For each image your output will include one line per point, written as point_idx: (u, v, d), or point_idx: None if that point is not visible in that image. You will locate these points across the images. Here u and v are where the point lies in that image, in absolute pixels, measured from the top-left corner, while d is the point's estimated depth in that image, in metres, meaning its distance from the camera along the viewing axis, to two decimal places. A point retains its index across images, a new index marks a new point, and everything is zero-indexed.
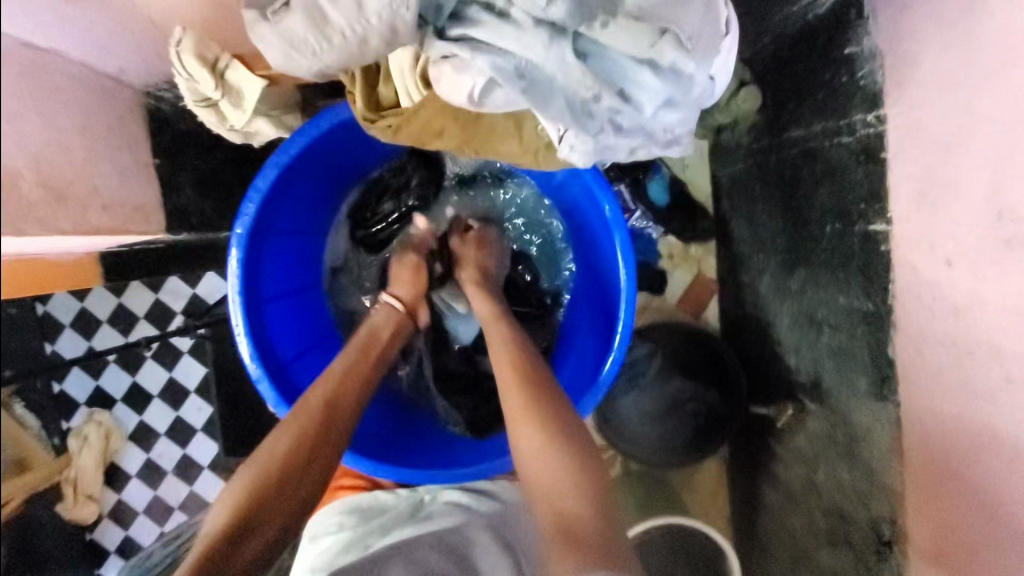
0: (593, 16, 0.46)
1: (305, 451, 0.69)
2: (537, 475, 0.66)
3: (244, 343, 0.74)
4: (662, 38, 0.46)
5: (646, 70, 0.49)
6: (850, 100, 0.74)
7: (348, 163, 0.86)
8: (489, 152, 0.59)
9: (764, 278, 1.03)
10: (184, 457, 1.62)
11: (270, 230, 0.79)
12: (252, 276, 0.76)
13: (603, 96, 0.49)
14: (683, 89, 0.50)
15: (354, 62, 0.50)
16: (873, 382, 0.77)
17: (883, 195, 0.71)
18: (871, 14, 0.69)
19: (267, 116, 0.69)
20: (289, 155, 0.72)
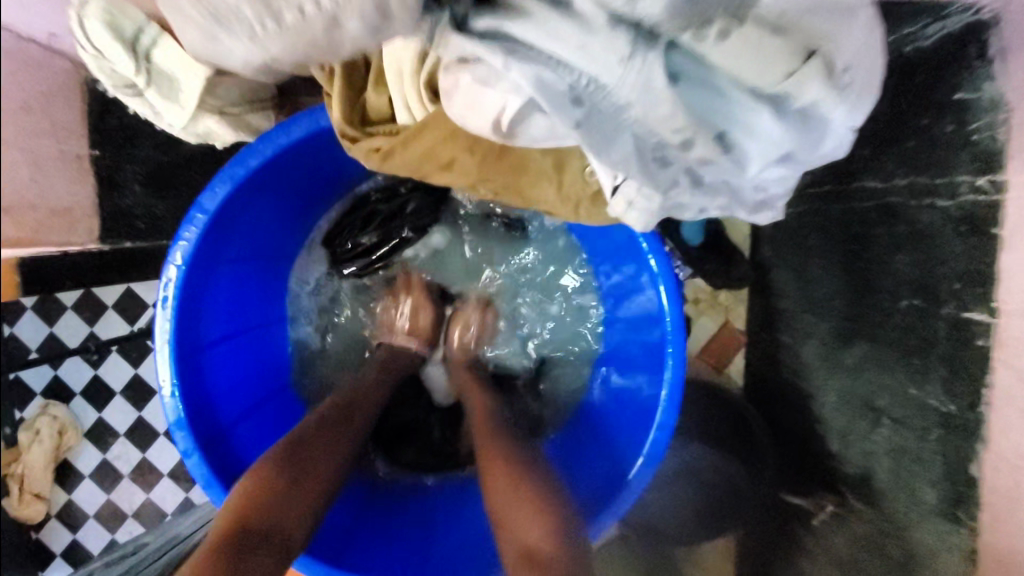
0: (705, 19, 0.32)
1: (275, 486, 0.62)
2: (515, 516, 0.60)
3: (169, 396, 0.64)
4: (806, 65, 0.34)
5: (766, 109, 0.36)
6: (953, 155, 0.61)
7: (323, 180, 0.76)
8: (513, 193, 0.46)
9: (808, 344, 0.89)
10: (143, 461, 1.49)
11: (220, 259, 0.68)
12: (189, 315, 0.66)
13: (697, 141, 0.36)
14: (812, 139, 0.38)
15: (316, 52, 0.34)
16: (946, 498, 0.65)
17: (987, 278, 0.58)
18: (996, 55, 0.55)
19: (219, 113, 0.60)
20: (246, 168, 0.62)
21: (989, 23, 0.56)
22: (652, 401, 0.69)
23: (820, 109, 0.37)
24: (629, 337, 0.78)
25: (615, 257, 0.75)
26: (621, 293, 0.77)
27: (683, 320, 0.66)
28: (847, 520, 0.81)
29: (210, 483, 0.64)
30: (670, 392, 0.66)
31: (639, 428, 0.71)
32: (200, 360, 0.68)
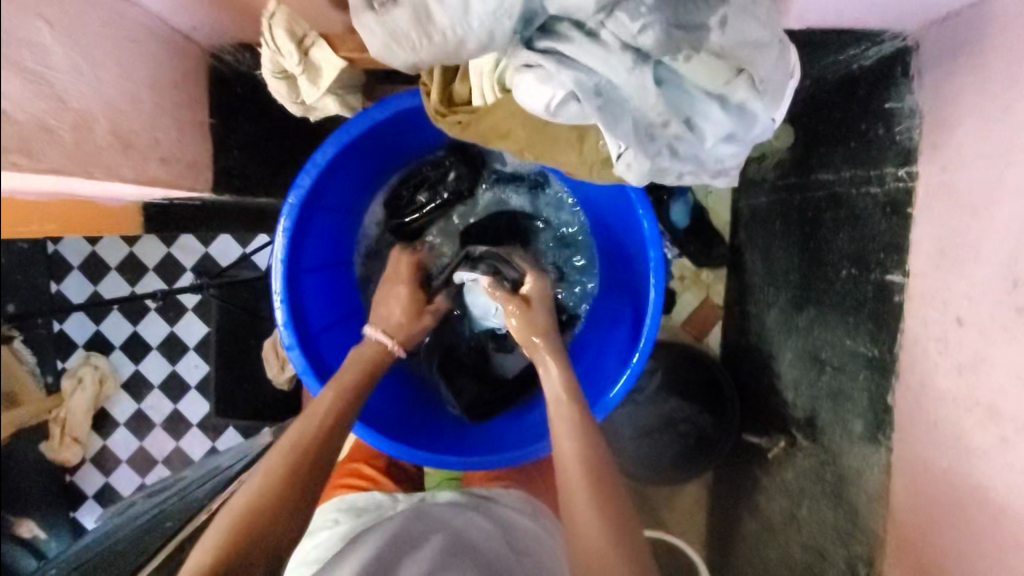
0: (678, 49, 0.47)
1: (298, 485, 0.67)
2: (596, 546, 0.62)
3: (281, 309, 0.76)
4: (738, 77, 0.50)
5: (715, 104, 0.52)
6: (883, 153, 0.77)
7: (399, 147, 0.88)
8: (547, 160, 0.61)
9: (771, 311, 1.06)
10: (173, 412, 1.62)
11: (320, 205, 0.80)
12: (297, 244, 0.78)
13: (671, 123, 0.51)
14: (746, 125, 0.53)
15: (445, 59, 0.49)
16: (868, 426, 0.80)
17: (903, 248, 0.73)
18: (916, 74, 0.73)
19: (335, 95, 0.70)
20: (351, 134, 0.74)
21: (911, 50, 0.73)
22: (632, 345, 0.81)
23: (747, 106, 0.52)
24: (620, 292, 0.89)
25: (615, 218, 0.85)
26: (619, 252, 0.88)
27: (665, 273, 0.77)
28: (797, 455, 0.98)
29: (308, 372, 0.79)
30: (646, 342, 0.79)
31: (617, 369, 0.84)
32: (300, 283, 0.80)
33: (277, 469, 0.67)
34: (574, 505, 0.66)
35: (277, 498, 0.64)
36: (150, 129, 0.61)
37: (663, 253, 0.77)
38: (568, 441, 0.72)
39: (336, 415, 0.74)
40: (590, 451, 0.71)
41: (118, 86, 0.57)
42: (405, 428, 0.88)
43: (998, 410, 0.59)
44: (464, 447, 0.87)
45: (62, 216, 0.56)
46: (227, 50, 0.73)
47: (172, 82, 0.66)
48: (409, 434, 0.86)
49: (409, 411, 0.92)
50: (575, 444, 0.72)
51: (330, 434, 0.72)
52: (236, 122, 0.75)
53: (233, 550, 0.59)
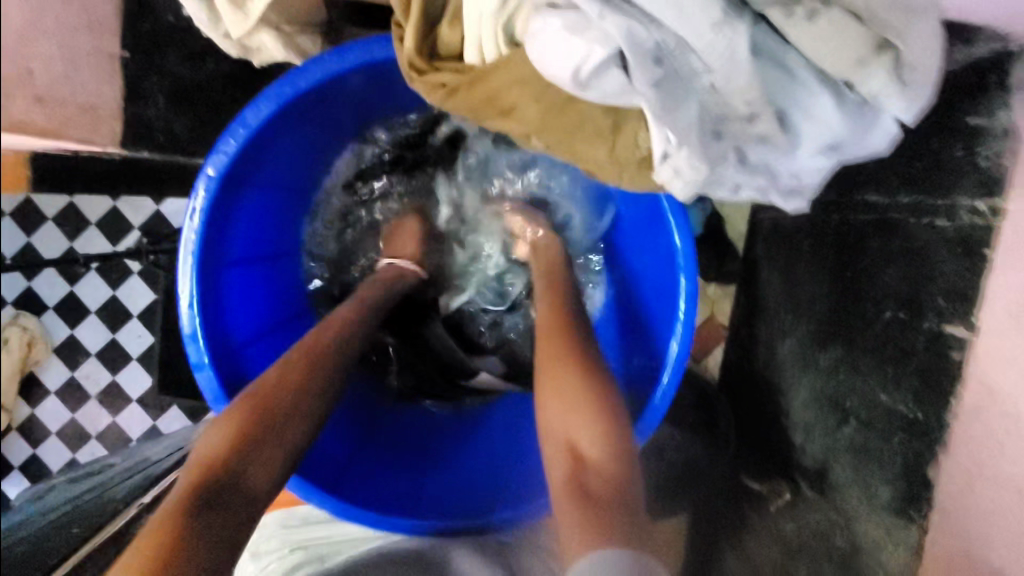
0: (795, 8, 0.40)
1: (290, 396, 0.65)
2: (575, 423, 0.64)
3: (192, 313, 0.65)
4: (875, 58, 0.40)
5: (825, 98, 0.43)
6: (958, 178, 0.63)
7: (362, 115, 0.75)
8: (566, 152, 0.47)
9: (787, 342, 0.93)
10: (111, 385, 1.45)
11: (250, 182, 0.68)
12: (215, 233, 0.66)
13: (760, 117, 0.41)
14: (855, 134, 0.44)
15: None
16: (897, 497, 0.68)
17: (973, 296, 0.61)
18: (1016, 86, 0.58)
19: (274, 30, 0.55)
20: (296, 88, 0.59)
21: (1014, 56, 0.59)
22: (656, 373, 0.70)
23: (870, 106, 0.43)
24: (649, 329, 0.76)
25: (649, 242, 0.74)
26: (650, 280, 0.76)
27: (695, 320, 0.66)
28: (800, 509, 0.86)
29: (221, 397, 0.67)
30: (673, 375, 0.67)
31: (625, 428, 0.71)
32: (219, 279, 0.69)
33: (281, 370, 0.66)
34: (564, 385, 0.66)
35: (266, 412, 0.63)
36: None
37: (697, 285, 0.66)
38: (548, 304, 0.76)
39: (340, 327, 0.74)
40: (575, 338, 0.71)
41: None
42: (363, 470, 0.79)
43: None
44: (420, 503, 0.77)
45: None
46: None
47: None
48: (354, 487, 0.74)
49: (355, 453, 0.80)
50: (552, 315, 0.74)
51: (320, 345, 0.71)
52: None
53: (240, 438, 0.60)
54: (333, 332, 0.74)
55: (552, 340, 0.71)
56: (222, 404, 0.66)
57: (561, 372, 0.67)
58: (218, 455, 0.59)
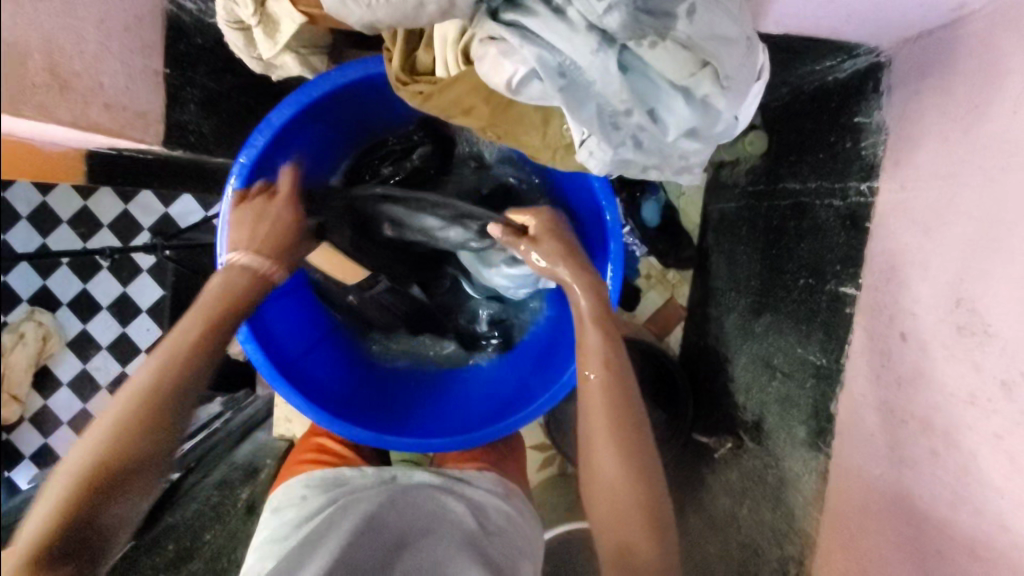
0: (643, 35, 0.45)
1: (173, 380, 0.63)
2: (620, 491, 0.65)
3: (223, 272, 0.74)
4: (701, 70, 0.48)
5: (680, 97, 0.49)
6: (848, 166, 0.78)
7: (365, 116, 0.86)
8: (510, 141, 0.59)
9: (731, 315, 1.07)
10: (121, 374, 1.55)
11: (273, 168, 0.78)
12: (245, 209, 0.75)
13: (634, 112, 0.49)
14: (709, 121, 0.51)
15: (406, 22, 0.46)
16: (810, 432, 0.82)
17: (859, 261, 0.75)
18: (885, 90, 0.73)
19: (296, 52, 0.67)
20: (310, 97, 0.71)
21: (883, 66, 0.73)
22: None
23: (711, 102, 0.50)
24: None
25: (582, 213, 0.85)
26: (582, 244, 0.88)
27: (622, 265, 0.78)
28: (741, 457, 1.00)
29: (250, 340, 0.76)
30: None
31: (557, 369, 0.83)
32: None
33: (148, 379, 0.62)
34: (609, 439, 0.66)
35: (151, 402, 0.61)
36: (93, 72, 0.57)
37: (623, 244, 0.77)
38: (597, 349, 0.71)
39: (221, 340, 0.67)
40: (619, 377, 0.69)
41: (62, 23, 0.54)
42: (363, 404, 0.87)
43: (933, 423, 0.62)
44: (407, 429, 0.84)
45: (10, 162, 0.53)
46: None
47: (124, 24, 0.61)
48: (353, 413, 0.83)
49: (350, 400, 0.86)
50: (601, 367, 0.70)
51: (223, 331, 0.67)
52: (193, 73, 0.71)
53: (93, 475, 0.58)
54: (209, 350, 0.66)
55: (599, 390, 0.69)
56: (249, 344, 0.75)
57: (614, 431, 0.67)
58: (83, 485, 0.57)
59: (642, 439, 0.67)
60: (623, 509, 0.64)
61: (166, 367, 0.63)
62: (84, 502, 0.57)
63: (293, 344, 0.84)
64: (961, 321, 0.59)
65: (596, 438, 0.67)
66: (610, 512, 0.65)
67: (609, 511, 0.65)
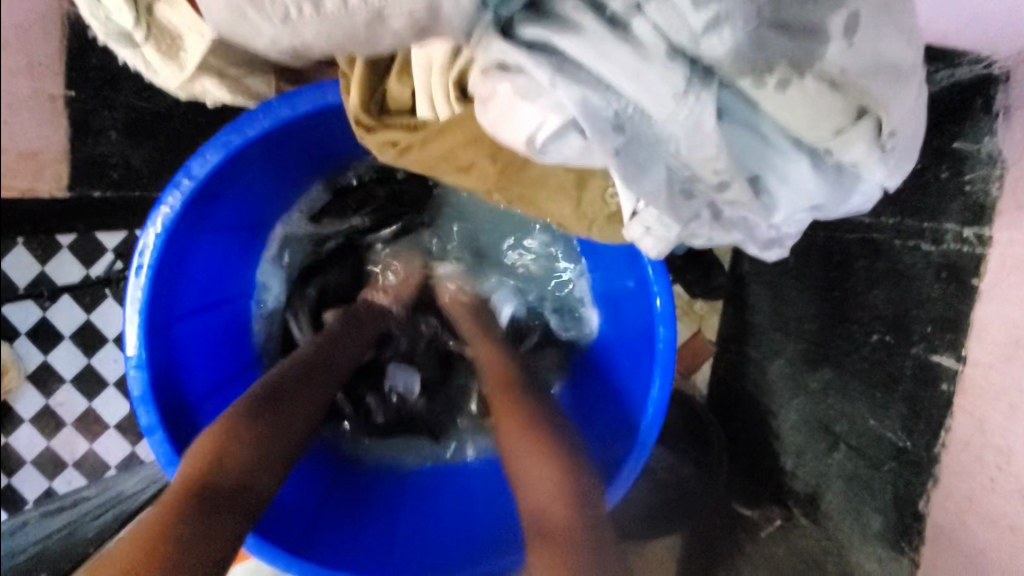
0: (771, 70, 0.32)
1: (290, 400, 0.67)
2: (529, 472, 0.65)
3: (137, 368, 0.61)
4: (851, 125, 0.35)
5: (804, 159, 0.37)
6: (944, 203, 0.62)
7: (321, 157, 0.73)
8: (526, 206, 0.45)
9: (777, 361, 0.92)
10: (87, 412, 1.38)
11: (201, 229, 0.65)
12: (163, 286, 0.63)
13: (731, 184, 0.35)
14: (838, 190, 0.39)
15: (356, 48, 0.33)
16: (890, 527, 0.67)
17: (959, 325, 0.59)
18: (1001, 111, 0.56)
19: (220, 74, 0.58)
20: (244, 137, 0.58)
21: (995, 79, 0.57)
22: (642, 391, 0.69)
23: (851, 168, 0.38)
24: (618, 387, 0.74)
25: (622, 281, 0.72)
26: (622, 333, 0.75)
27: (676, 342, 0.65)
28: (793, 533, 0.84)
29: (174, 460, 0.63)
30: (659, 402, 0.66)
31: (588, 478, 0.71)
32: (170, 335, 0.65)
33: (259, 394, 0.66)
34: (515, 452, 0.67)
35: (275, 419, 0.65)
36: None
37: (676, 337, 0.65)
38: (503, 395, 0.72)
39: (322, 368, 0.72)
40: (530, 403, 0.71)
41: None
42: (334, 524, 0.73)
43: None
44: (388, 561, 0.71)
45: None
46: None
47: None
48: (324, 544, 0.69)
49: (320, 514, 0.74)
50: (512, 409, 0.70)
51: (327, 359, 0.73)
52: None
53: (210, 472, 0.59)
54: (319, 368, 0.72)
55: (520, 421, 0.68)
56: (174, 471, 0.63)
57: (521, 435, 0.67)
58: (189, 479, 0.59)
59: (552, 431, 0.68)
60: (545, 494, 0.63)
61: (275, 384, 0.67)
62: (198, 486, 0.58)
63: None
64: None
65: (517, 451, 0.67)
66: (537, 497, 0.63)
67: (534, 497, 0.63)
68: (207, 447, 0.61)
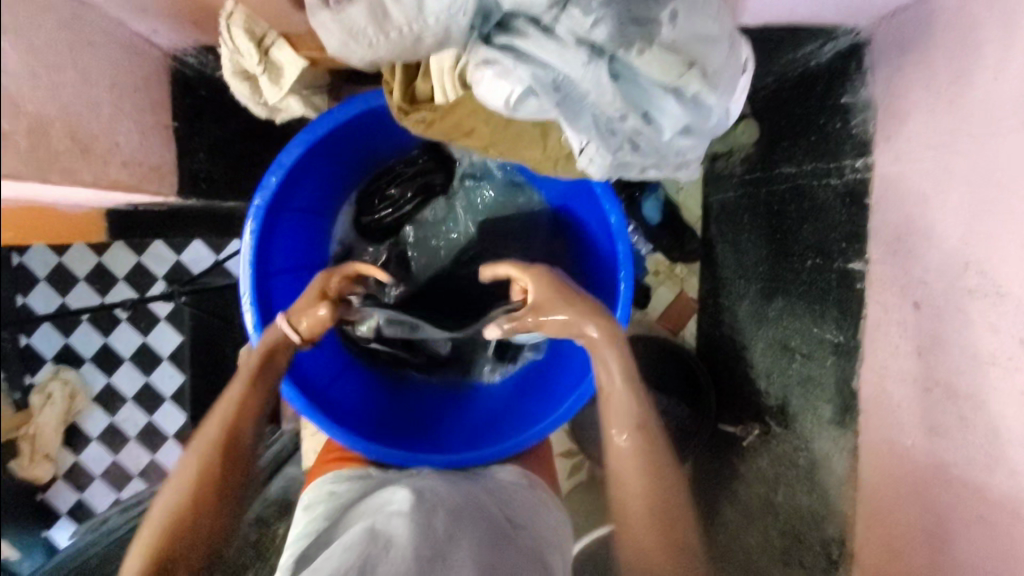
0: (630, 42, 0.48)
1: (212, 474, 0.68)
2: (642, 526, 0.67)
3: (250, 312, 0.77)
4: (690, 71, 0.50)
5: (671, 98, 0.52)
6: (841, 145, 0.79)
7: (370, 149, 0.89)
8: (512, 156, 0.62)
9: (743, 303, 1.08)
10: (150, 424, 1.51)
11: (286, 207, 0.81)
12: (265, 248, 0.78)
13: (629, 117, 0.52)
14: (702, 118, 0.54)
15: (407, 55, 0.51)
16: (836, 411, 0.83)
17: (862, 235, 0.76)
18: (869, 68, 0.75)
19: (299, 95, 0.73)
20: (314, 134, 0.74)
21: (863, 45, 0.75)
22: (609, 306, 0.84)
23: (702, 99, 0.53)
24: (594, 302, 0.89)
25: (587, 215, 0.87)
26: (593, 252, 0.89)
27: (632, 263, 0.80)
28: (771, 443, 1.00)
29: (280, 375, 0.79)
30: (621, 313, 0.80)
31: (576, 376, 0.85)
32: (270, 286, 0.81)
33: (186, 478, 0.67)
34: (624, 473, 0.70)
35: (197, 492, 0.66)
36: (109, 134, 0.60)
37: (631, 248, 0.80)
38: (622, 414, 0.72)
39: (238, 431, 0.71)
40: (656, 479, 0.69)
41: (78, 92, 0.55)
42: (391, 424, 0.89)
43: (956, 388, 0.62)
44: (439, 446, 0.86)
45: (29, 227, 0.53)
46: (189, 52, 0.73)
47: (132, 86, 0.65)
48: (386, 437, 0.85)
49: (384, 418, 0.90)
50: (638, 465, 0.69)
51: (240, 423, 0.72)
52: (198, 125, 0.75)
53: (182, 504, 0.66)
54: (235, 435, 0.71)
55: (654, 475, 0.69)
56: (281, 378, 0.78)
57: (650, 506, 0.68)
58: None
59: (653, 453, 0.70)
60: (659, 552, 0.65)
61: (202, 463, 0.68)
62: None
63: (321, 374, 0.87)
64: (972, 285, 0.59)
65: (635, 517, 0.68)
66: (649, 553, 0.66)
67: (646, 555, 0.66)
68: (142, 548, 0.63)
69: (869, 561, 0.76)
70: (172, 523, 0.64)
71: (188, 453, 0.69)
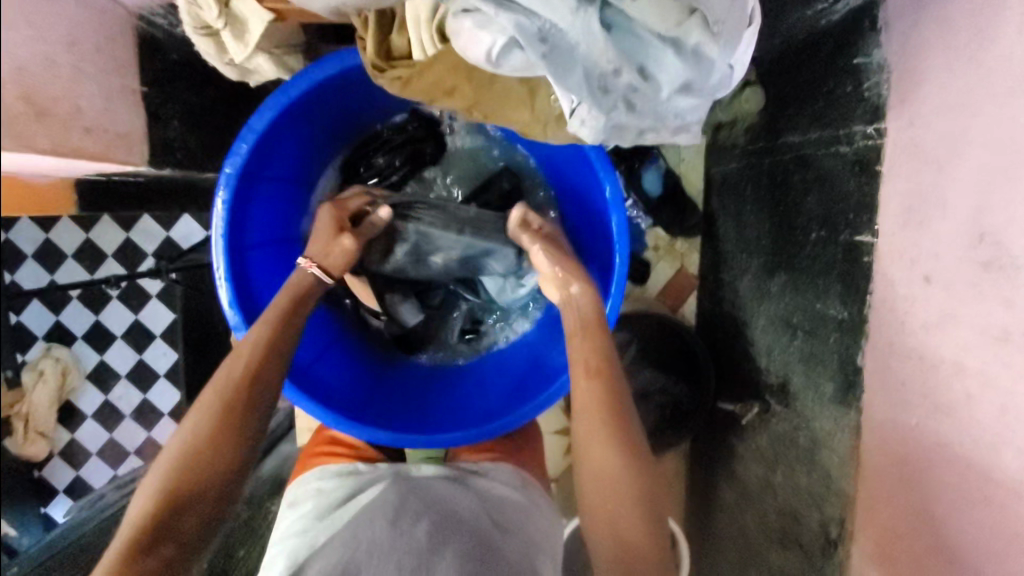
0: None
1: (234, 420, 0.65)
2: (597, 474, 0.65)
3: (224, 287, 0.74)
4: (690, 18, 0.47)
5: (669, 49, 0.49)
6: (851, 110, 0.75)
7: (353, 113, 0.86)
8: (498, 118, 0.58)
9: (744, 279, 1.05)
10: (144, 402, 1.49)
11: (262, 175, 0.78)
12: (239, 219, 0.75)
13: (622, 71, 0.49)
14: (703, 75, 0.51)
15: None
16: (838, 389, 0.80)
17: (872, 206, 0.72)
18: (882, 26, 0.69)
19: (268, 53, 0.69)
20: (290, 96, 0.71)
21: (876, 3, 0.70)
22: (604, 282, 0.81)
23: (702, 53, 0.49)
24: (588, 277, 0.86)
25: (581, 185, 0.83)
26: (588, 226, 0.86)
27: (628, 234, 0.76)
28: (770, 421, 0.98)
29: None
30: (616, 287, 0.77)
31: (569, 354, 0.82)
32: (246, 259, 0.78)
33: (204, 419, 0.63)
34: (592, 450, 0.66)
35: (216, 434, 0.63)
36: (69, 96, 0.56)
37: (626, 218, 0.76)
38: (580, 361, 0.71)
39: (261, 380, 0.68)
40: (625, 442, 0.65)
41: (31, 50, 0.51)
42: (377, 403, 0.87)
43: (965, 365, 0.59)
44: (426, 424, 0.84)
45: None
46: (158, 12, 0.68)
47: (95, 45, 0.60)
48: (373, 416, 0.83)
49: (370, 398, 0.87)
50: (601, 425, 0.66)
51: (262, 370, 0.68)
52: (170, 90, 0.71)
53: (199, 445, 0.62)
54: (256, 384, 0.67)
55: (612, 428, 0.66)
56: None
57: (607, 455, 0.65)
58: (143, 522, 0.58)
59: (620, 418, 0.67)
60: (613, 504, 0.63)
61: (218, 404, 0.64)
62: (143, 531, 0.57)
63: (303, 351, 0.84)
64: (986, 257, 0.56)
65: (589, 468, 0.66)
66: (603, 506, 0.64)
67: (602, 507, 0.64)
68: (154, 488, 0.60)
69: (869, 541, 0.75)
70: (187, 466, 0.61)
71: (205, 393, 0.65)
